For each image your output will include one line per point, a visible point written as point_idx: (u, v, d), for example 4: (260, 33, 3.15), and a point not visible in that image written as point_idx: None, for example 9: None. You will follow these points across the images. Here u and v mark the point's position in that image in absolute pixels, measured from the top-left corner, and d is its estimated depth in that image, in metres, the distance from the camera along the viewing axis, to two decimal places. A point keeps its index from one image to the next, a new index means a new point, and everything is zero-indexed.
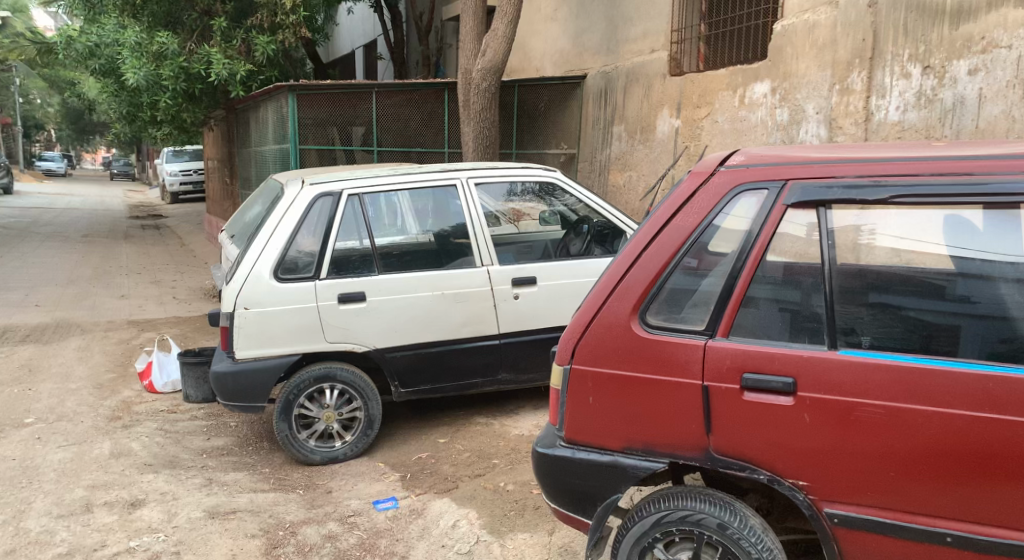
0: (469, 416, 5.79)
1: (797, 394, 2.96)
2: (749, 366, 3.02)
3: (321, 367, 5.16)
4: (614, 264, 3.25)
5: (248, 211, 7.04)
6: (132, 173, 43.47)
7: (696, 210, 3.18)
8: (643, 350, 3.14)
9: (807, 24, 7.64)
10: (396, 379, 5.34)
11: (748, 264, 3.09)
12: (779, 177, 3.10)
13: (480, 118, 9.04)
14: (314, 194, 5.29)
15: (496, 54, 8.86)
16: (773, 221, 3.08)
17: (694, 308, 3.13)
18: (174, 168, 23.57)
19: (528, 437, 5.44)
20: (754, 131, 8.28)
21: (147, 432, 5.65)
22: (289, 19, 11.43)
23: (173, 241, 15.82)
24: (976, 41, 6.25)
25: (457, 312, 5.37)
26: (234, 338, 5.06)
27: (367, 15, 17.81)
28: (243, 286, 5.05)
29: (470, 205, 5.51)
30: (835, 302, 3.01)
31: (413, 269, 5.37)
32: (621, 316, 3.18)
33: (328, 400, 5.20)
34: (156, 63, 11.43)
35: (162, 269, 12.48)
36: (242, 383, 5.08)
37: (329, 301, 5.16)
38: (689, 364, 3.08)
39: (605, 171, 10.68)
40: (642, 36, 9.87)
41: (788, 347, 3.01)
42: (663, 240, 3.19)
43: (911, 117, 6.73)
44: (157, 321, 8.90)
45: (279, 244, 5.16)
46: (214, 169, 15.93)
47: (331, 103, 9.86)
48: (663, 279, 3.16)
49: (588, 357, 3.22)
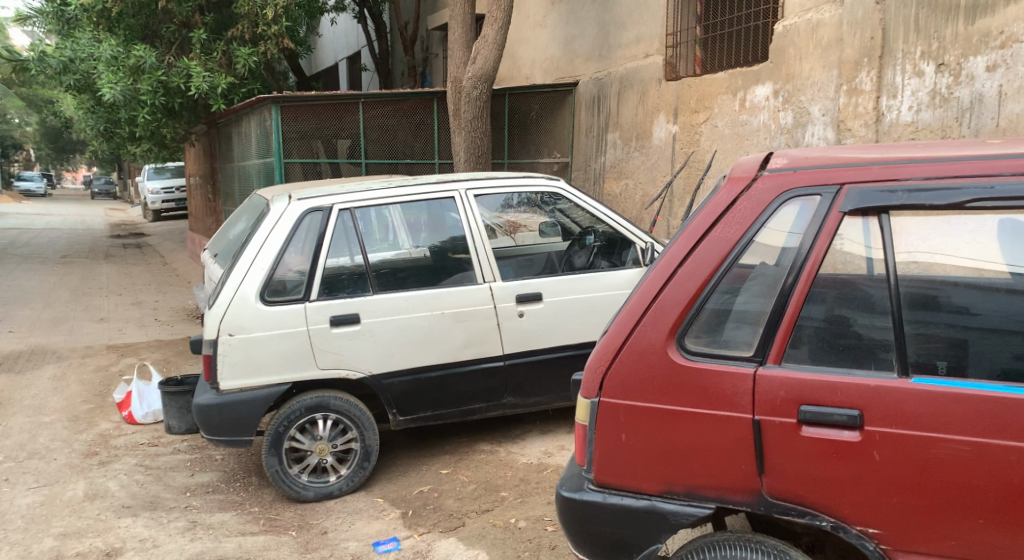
0: (473, 444, 5.39)
1: (863, 429, 2.63)
2: (807, 397, 2.68)
3: (314, 397, 4.77)
4: (644, 282, 2.89)
5: (232, 227, 6.61)
6: (112, 192, 43.01)
7: (737, 221, 2.82)
8: (684, 380, 2.78)
9: (810, 23, 7.33)
10: (394, 407, 4.95)
11: (801, 281, 2.75)
12: (834, 181, 2.76)
13: (472, 128, 8.68)
14: (302, 209, 4.91)
15: (487, 61, 8.49)
16: (828, 231, 2.74)
17: (739, 331, 2.79)
18: (156, 185, 23.15)
19: (538, 465, 5.06)
20: (756, 135, 7.95)
21: (126, 469, 5.23)
22: (271, 30, 11.05)
23: (155, 260, 15.37)
24: (994, 36, 5.94)
25: (458, 332, 4.99)
26: (218, 367, 4.67)
27: (350, 26, 17.48)
28: (228, 310, 4.67)
29: (469, 217, 5.14)
30: (901, 324, 2.69)
31: (408, 287, 4.98)
32: (657, 342, 2.82)
33: (321, 432, 4.80)
34: (133, 77, 11.00)
35: (143, 290, 12.02)
36: (227, 416, 4.68)
37: (321, 325, 4.77)
38: (738, 395, 2.73)
39: (599, 180, 10.35)
40: (635, 41, 9.55)
41: (850, 376, 2.68)
42: (701, 254, 2.82)
43: (926, 116, 6.42)
44: (137, 345, 8.46)
45: (265, 263, 4.77)
46: (196, 186, 15.50)
47: (316, 115, 9.49)
48: (703, 299, 2.81)
49: (619, 388, 2.85)
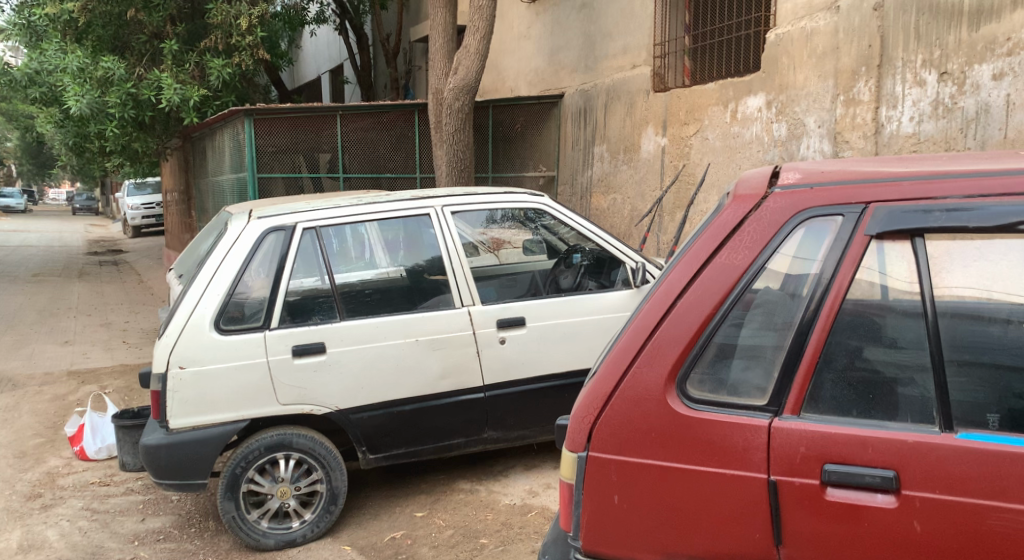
0: (451, 482, 4.98)
1: (900, 493, 2.25)
2: (831, 454, 2.30)
3: (274, 435, 4.34)
4: (638, 316, 2.48)
5: (198, 244, 6.13)
6: (94, 207, 42.28)
7: (746, 244, 2.43)
8: (686, 434, 2.39)
9: (805, 31, 6.98)
10: (363, 444, 4.52)
11: (822, 316, 2.37)
12: (859, 200, 2.38)
13: (453, 141, 8.28)
14: (263, 228, 4.48)
15: (469, 72, 8.11)
16: (852, 258, 2.36)
17: (749, 373, 2.41)
18: (136, 201, 22.64)
19: (521, 508, 4.64)
20: (748, 148, 7.58)
21: (70, 514, 4.77)
22: (245, 41, 10.63)
23: (130, 279, 14.88)
24: (1001, 43, 5.57)
25: (434, 361, 4.57)
26: (167, 404, 4.23)
27: (332, 39, 17.09)
28: (178, 340, 4.24)
29: (446, 235, 4.72)
30: (942, 367, 2.32)
31: (382, 313, 4.56)
32: (654, 387, 2.42)
33: (283, 473, 4.36)
34: (101, 89, 10.53)
35: (115, 311, 11.53)
36: (178, 458, 4.24)
37: (282, 356, 4.34)
38: (750, 451, 2.34)
39: (586, 195, 9.98)
40: (622, 51, 9.21)
41: (882, 428, 2.30)
42: (705, 284, 2.42)
43: (928, 128, 6.06)
44: (99, 371, 7.98)
45: (222, 287, 4.35)
46: (172, 201, 14.99)
47: (291, 129, 9.07)
48: (706, 337, 2.41)
49: (611, 441, 2.45)
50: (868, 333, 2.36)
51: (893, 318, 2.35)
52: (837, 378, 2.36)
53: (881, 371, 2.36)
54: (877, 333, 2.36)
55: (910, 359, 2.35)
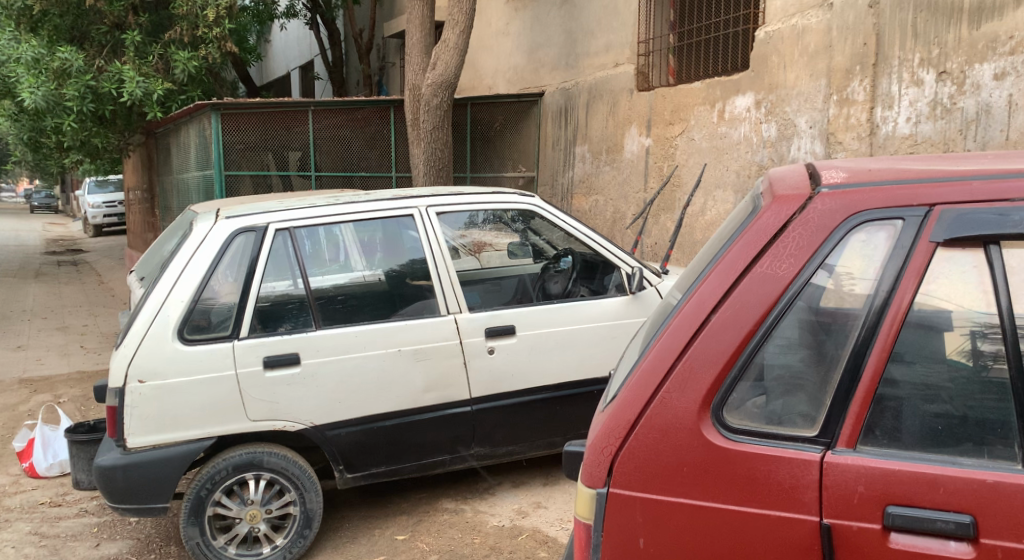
0: (435, 501, 4.65)
1: (977, 541, 2.00)
2: (895, 494, 2.06)
3: (243, 453, 3.98)
4: (666, 332, 2.21)
5: (162, 245, 5.72)
6: (55, 206, 41.19)
7: (790, 252, 2.17)
8: (724, 469, 2.14)
9: (796, 29, 6.73)
10: (340, 462, 4.16)
11: (880, 336, 2.12)
12: (922, 202, 2.13)
13: (431, 138, 7.93)
14: (231, 229, 4.11)
15: (448, 67, 7.76)
16: (915, 270, 2.11)
17: (793, 400, 2.17)
18: (98, 199, 21.99)
19: (511, 530, 4.32)
20: (736, 149, 7.31)
21: (15, 540, 4.36)
22: (212, 32, 10.20)
23: (90, 280, 14.30)
24: (1003, 42, 5.33)
25: (418, 373, 4.23)
26: (125, 421, 3.85)
27: (302, 34, 16.65)
28: (138, 351, 3.87)
29: (430, 238, 4.39)
30: (1011, 390, 2.08)
31: (360, 320, 4.22)
32: (686, 415, 2.16)
33: (253, 495, 4.00)
34: (58, 82, 9.94)
35: (72, 313, 11.02)
36: (136, 480, 3.86)
37: (251, 367, 3.98)
38: (799, 489, 2.10)
39: (567, 196, 9.70)
40: (604, 49, 8.91)
41: (955, 465, 2.07)
42: (745, 297, 2.16)
43: (925, 129, 5.81)
44: (55, 379, 7.51)
45: (186, 292, 3.98)
46: (135, 200, 14.47)
47: (261, 124, 8.61)
48: (745, 358, 2.16)
49: (636, 475, 2.18)
50: (922, 352, 2.12)
51: (942, 335, 2.11)
52: (889, 404, 2.12)
53: (937, 391, 2.12)
54: (934, 352, 2.12)
55: (964, 375, 2.12)
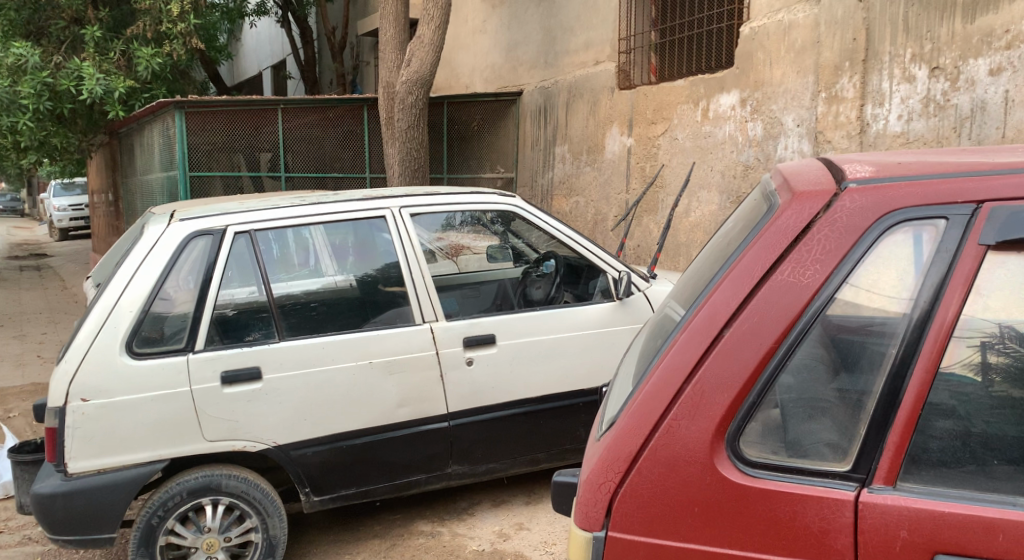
0: (409, 523, 4.34)
1: None
2: (945, 541, 1.84)
3: (200, 477, 3.64)
4: (672, 350, 1.99)
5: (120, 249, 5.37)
6: (23, 209, 40.35)
7: (816, 257, 1.94)
8: (742, 509, 1.92)
9: (782, 25, 6.47)
10: (307, 484, 3.85)
11: (922, 354, 1.89)
12: (968, 199, 1.90)
13: (405, 137, 7.60)
14: (185, 232, 3.77)
15: (423, 64, 7.45)
16: (959, 280, 1.89)
17: (820, 427, 1.96)
18: (63, 202, 21.45)
19: (491, 554, 4.01)
20: (721, 148, 7.04)
21: None
22: (177, 28, 9.84)
23: (53, 285, 13.82)
24: (998, 36, 5.08)
25: (390, 386, 3.92)
26: (65, 444, 3.50)
27: (274, 32, 16.26)
28: (80, 367, 3.53)
29: (405, 240, 4.08)
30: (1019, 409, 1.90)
31: (327, 330, 3.89)
32: (696, 446, 1.95)
33: (210, 521, 3.66)
34: (14, 79, 9.50)
35: (32, 321, 10.57)
36: (78, 508, 3.51)
37: (206, 382, 3.65)
38: (830, 533, 1.88)
39: (546, 198, 9.41)
40: (584, 46, 8.63)
41: (1015, 507, 1.85)
42: (762, 310, 1.94)
43: (918, 126, 5.56)
44: (6, 391, 7.11)
45: (136, 301, 3.64)
46: (99, 203, 14.02)
47: (227, 123, 8.25)
48: (764, 379, 1.94)
49: (640, 515, 1.98)
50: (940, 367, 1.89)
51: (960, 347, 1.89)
52: (915, 431, 1.90)
53: (954, 410, 1.90)
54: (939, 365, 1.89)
55: (976, 391, 1.90)
